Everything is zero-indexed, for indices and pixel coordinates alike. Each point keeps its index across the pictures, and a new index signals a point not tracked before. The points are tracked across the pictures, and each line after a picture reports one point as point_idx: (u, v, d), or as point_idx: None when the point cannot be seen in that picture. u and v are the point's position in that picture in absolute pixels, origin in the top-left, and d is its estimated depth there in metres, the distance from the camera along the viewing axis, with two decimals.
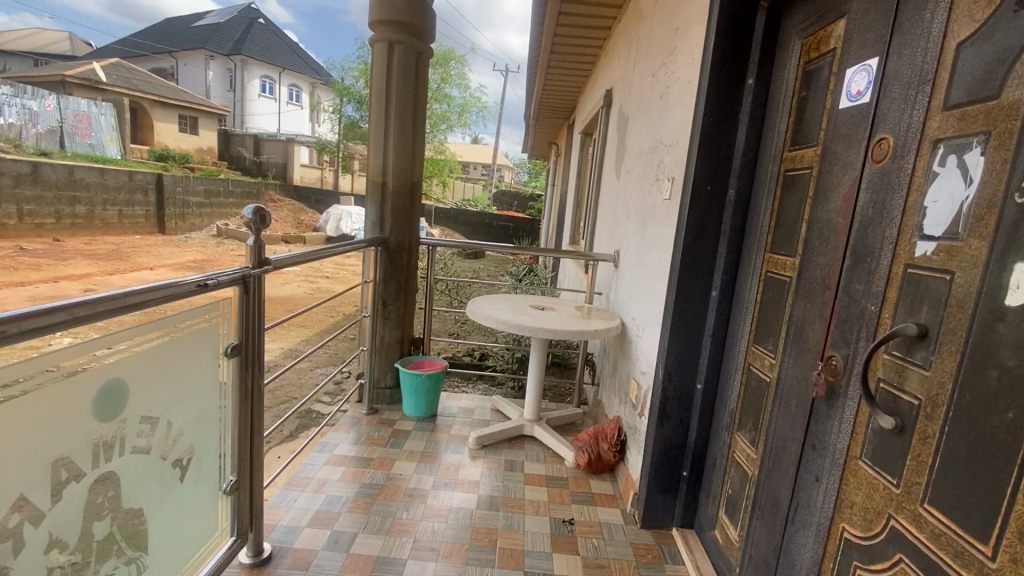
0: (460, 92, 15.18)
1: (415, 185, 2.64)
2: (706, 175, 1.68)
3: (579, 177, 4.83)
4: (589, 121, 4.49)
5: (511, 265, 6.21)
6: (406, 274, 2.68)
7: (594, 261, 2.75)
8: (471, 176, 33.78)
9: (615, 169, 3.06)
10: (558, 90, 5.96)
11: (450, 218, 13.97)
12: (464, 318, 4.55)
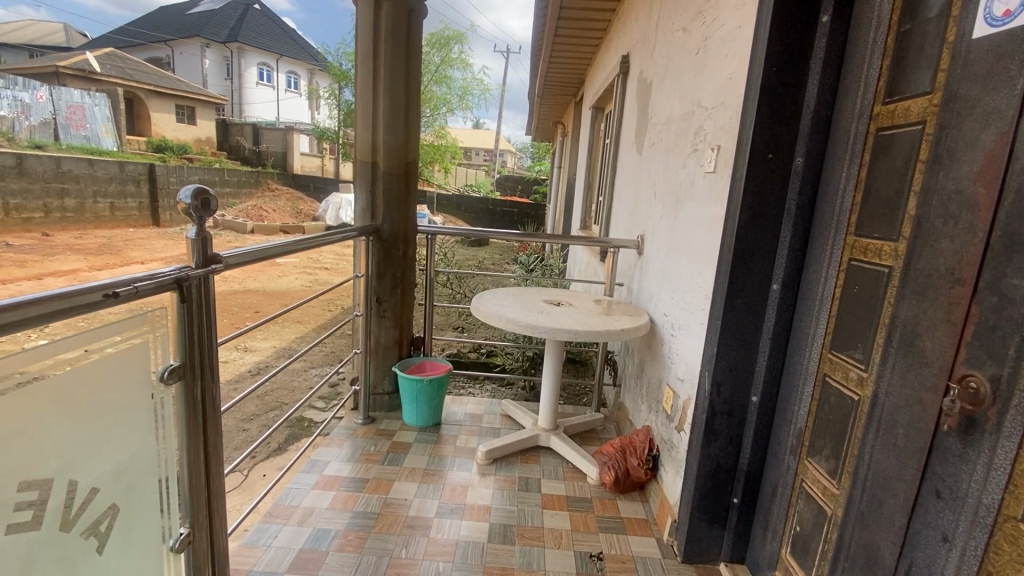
0: (461, 73, 14.67)
1: (410, 165, 2.31)
2: (767, 138, 1.33)
3: (590, 157, 4.46)
4: (600, 95, 4.11)
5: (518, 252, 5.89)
6: (404, 267, 2.38)
7: (614, 247, 2.42)
8: (473, 162, 33.27)
9: (635, 144, 2.71)
10: (564, 64, 5.55)
11: (452, 204, 13.60)
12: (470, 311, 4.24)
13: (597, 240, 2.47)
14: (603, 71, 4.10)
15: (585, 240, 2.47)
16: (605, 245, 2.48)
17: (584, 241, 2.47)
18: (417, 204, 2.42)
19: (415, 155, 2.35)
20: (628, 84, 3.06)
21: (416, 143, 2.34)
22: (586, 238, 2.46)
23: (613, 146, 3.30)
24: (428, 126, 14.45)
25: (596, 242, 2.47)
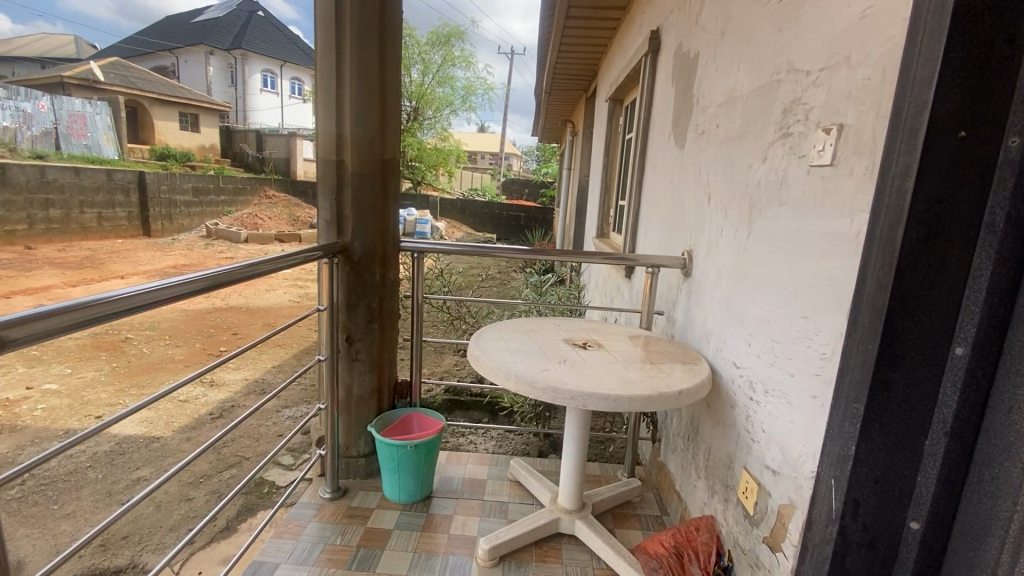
0: (464, 72, 14.20)
1: (388, 164, 1.78)
2: (959, 101, 0.77)
3: (607, 158, 3.90)
4: (620, 85, 3.56)
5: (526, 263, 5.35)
6: (381, 295, 1.84)
7: (654, 268, 1.87)
8: (479, 165, 32.80)
9: (673, 138, 2.16)
10: (575, 56, 5.01)
11: (457, 209, 13.06)
12: None
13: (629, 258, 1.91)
14: (622, 58, 3.54)
15: (613, 258, 1.92)
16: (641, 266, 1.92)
17: (611, 258, 1.91)
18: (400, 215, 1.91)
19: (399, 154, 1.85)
20: (659, 68, 2.50)
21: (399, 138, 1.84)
22: (616, 256, 1.90)
23: (640, 142, 2.74)
24: (431, 128, 13.98)
25: (628, 261, 1.91)
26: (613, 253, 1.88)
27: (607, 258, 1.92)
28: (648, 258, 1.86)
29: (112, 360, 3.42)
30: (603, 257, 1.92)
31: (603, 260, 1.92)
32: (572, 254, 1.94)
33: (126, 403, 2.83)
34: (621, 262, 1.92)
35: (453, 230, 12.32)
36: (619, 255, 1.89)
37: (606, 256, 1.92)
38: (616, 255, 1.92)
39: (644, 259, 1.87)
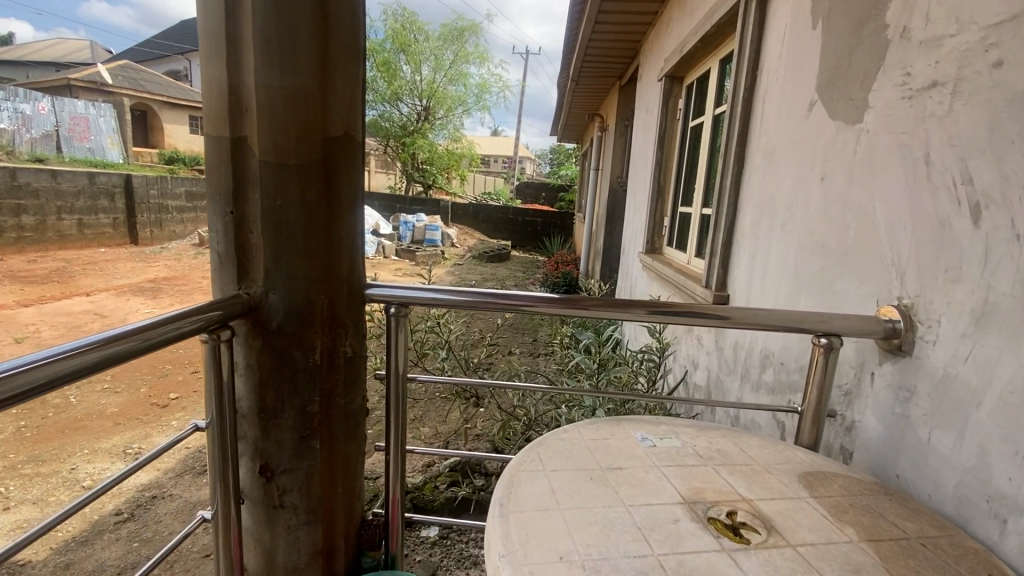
0: (478, 69, 13.37)
1: (341, 144, 0.93)
2: None
3: (661, 155, 3.03)
4: (678, 61, 2.71)
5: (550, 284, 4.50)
6: (327, 386, 0.98)
7: (832, 341, 1.01)
8: (493, 168, 32.01)
9: (828, 111, 1.29)
10: (607, 38, 4.18)
11: (470, 214, 12.24)
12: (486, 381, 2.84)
13: (713, 313, 1.02)
14: (682, 26, 2.68)
15: (685, 313, 1.03)
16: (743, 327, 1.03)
17: (690, 316, 1.02)
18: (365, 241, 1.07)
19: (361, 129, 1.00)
20: (774, 14, 1.64)
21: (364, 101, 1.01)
22: (713, 313, 1.02)
23: (729, 126, 1.88)
24: (442, 129, 13.19)
25: (725, 320, 1.03)
26: (745, 312, 1.02)
27: (682, 316, 1.03)
28: (819, 324, 1.00)
29: (23, 418, 2.66)
30: (668, 312, 1.03)
31: (670, 316, 1.03)
32: (612, 304, 1.03)
33: (9, 492, 2.05)
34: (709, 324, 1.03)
35: (466, 237, 11.49)
36: (758, 314, 1.02)
37: (661, 309, 1.03)
38: (692, 307, 1.03)
39: (812, 323, 1.01)
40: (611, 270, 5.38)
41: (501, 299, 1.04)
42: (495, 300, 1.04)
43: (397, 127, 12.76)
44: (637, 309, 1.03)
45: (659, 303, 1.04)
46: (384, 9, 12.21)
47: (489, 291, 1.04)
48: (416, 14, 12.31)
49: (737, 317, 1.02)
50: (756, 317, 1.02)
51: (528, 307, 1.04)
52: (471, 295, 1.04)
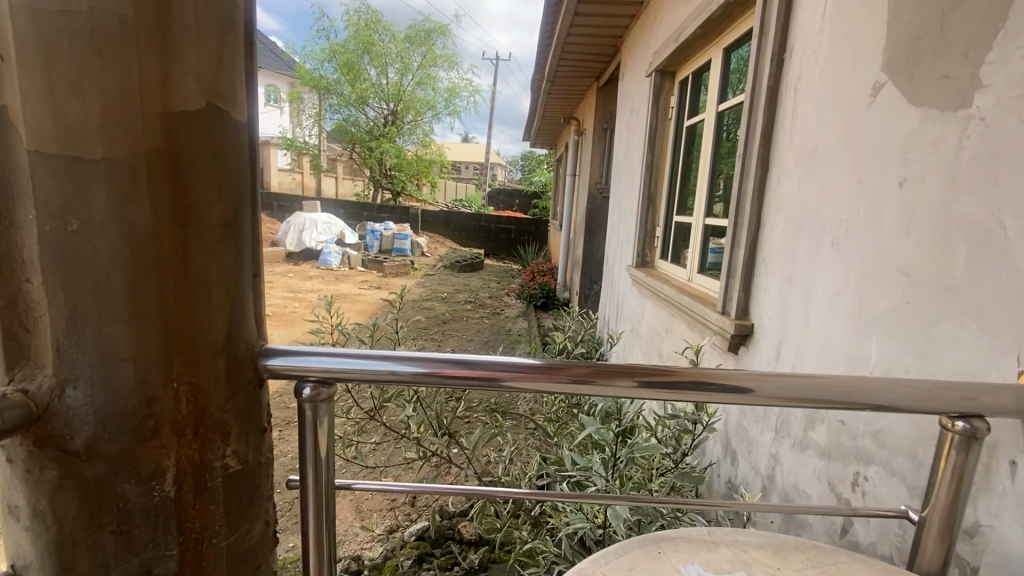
0: (447, 73, 12.97)
1: (197, 132, 0.54)
2: None
3: (651, 158, 2.73)
4: (671, 54, 2.42)
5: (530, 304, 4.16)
6: (201, 521, 0.60)
7: (974, 430, 0.68)
8: (464, 175, 31.59)
9: (908, 96, 0.97)
10: (585, 38, 3.89)
11: (441, 222, 11.82)
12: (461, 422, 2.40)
13: (725, 383, 0.68)
14: (677, 14, 2.39)
15: (690, 383, 0.68)
16: (772, 403, 0.69)
17: (707, 388, 0.68)
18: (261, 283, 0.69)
19: (247, 106, 0.63)
20: None
21: (252, 61, 0.64)
22: (735, 383, 0.68)
23: (746, 118, 1.56)
24: (411, 134, 12.74)
25: (748, 394, 0.68)
26: (795, 380, 0.68)
27: (685, 389, 0.68)
28: (929, 395, 0.67)
29: None
30: (658, 383, 0.68)
31: (663, 389, 0.68)
32: (596, 370, 0.69)
33: None
34: (724, 401, 0.69)
35: (437, 246, 11.05)
36: (816, 384, 0.68)
37: (654, 378, 0.68)
38: (701, 373, 0.69)
39: (920, 392, 0.68)
40: (591, 281, 5.08)
41: (456, 369, 0.68)
42: (448, 370, 0.67)
43: (363, 132, 12.29)
44: (619, 380, 0.68)
45: (652, 368, 0.69)
46: (348, 10, 11.77)
47: (439, 355, 0.68)
48: (381, 15, 11.89)
49: (768, 389, 0.68)
50: (815, 388, 0.68)
51: (489, 379, 0.68)
52: (418, 364, 0.67)
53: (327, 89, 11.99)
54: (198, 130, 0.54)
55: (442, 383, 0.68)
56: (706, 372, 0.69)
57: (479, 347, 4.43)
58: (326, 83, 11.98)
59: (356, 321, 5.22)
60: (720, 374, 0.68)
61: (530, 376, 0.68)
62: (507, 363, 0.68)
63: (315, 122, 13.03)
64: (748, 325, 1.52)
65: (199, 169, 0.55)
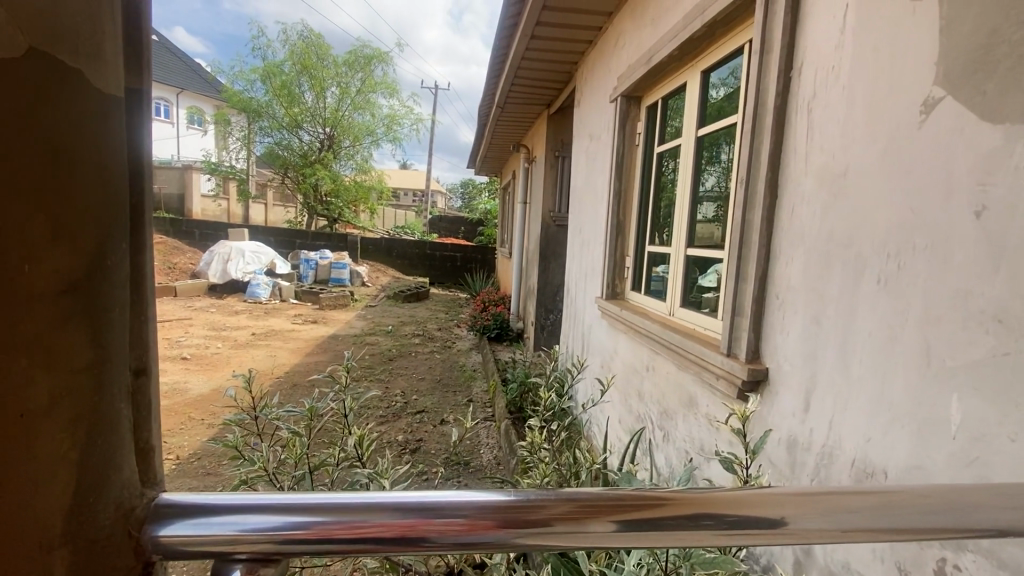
0: (387, 99, 12.57)
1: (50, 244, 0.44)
2: None
3: (619, 186, 2.59)
4: (640, 78, 2.32)
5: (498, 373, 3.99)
6: None
7: None
8: (403, 199, 31.00)
9: (977, 113, 0.83)
10: (539, 66, 3.79)
11: (382, 250, 11.31)
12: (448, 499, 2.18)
13: (739, 514, 0.53)
14: (646, 38, 2.30)
15: (679, 519, 0.53)
16: (813, 540, 0.54)
17: (719, 523, 0.53)
18: (155, 404, 0.59)
19: (122, 83, 0.52)
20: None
21: (134, 41, 0.54)
22: (773, 516, 0.53)
23: (747, 142, 1.42)
24: (348, 160, 12.18)
25: (782, 529, 0.54)
26: (844, 505, 0.54)
27: (680, 526, 0.53)
28: (1009, 510, 0.55)
29: None
30: (644, 526, 0.52)
31: (653, 531, 0.53)
32: (579, 505, 0.53)
33: None
34: (757, 542, 0.54)
35: (378, 275, 10.52)
36: (867, 508, 0.54)
37: (636, 518, 0.53)
38: (712, 501, 0.54)
39: (1000, 510, 0.55)
40: (547, 311, 4.90)
41: (375, 522, 0.50)
42: (333, 527, 0.50)
43: (297, 156, 11.71)
44: (597, 524, 0.52)
45: (641, 499, 0.54)
46: (284, 29, 11.24)
47: (338, 498, 0.51)
48: (322, 37, 11.46)
49: (807, 520, 0.53)
50: (868, 519, 0.54)
51: (420, 540, 0.51)
52: (310, 515, 0.50)
53: (259, 112, 11.41)
54: (9, 79, 0.42)
55: (343, 548, 0.50)
56: (717, 496, 0.55)
57: (432, 387, 4.05)
58: (258, 106, 11.44)
59: (290, 359, 4.71)
60: (728, 502, 0.54)
61: (484, 523, 0.52)
62: (440, 512, 0.51)
63: (244, 145, 12.21)
64: (764, 369, 1.35)
65: (19, 156, 0.43)
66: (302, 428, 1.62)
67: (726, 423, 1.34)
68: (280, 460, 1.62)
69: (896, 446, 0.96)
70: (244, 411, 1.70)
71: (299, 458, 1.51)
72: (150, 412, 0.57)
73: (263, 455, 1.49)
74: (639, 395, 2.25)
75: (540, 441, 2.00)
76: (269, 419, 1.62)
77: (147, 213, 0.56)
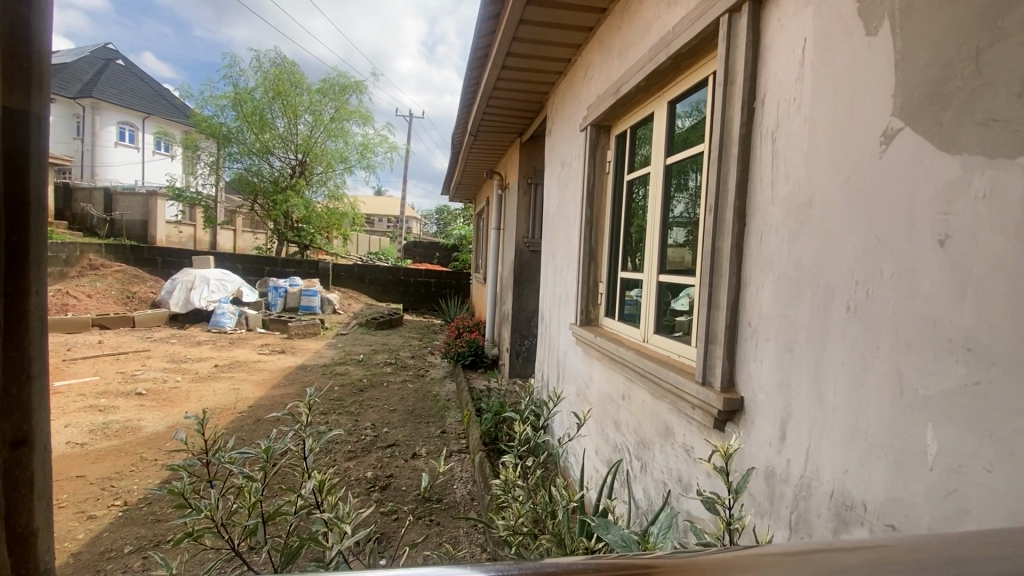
0: (361, 127, 12.53)
1: None
2: None
3: (590, 212, 2.61)
4: (609, 108, 2.36)
5: (472, 403, 3.89)
6: None
7: None
8: (377, 226, 30.79)
9: (936, 142, 0.85)
10: (510, 96, 3.84)
11: (354, 276, 11.08)
12: (418, 550, 2.08)
13: None
14: (614, 68, 2.35)
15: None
16: None
17: None
18: (38, 486, 0.69)
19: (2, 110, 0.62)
20: (773, 33, 1.26)
21: (16, 75, 0.64)
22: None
23: (713, 169, 1.44)
24: (321, 187, 12.03)
25: None
26: (832, 564, 0.52)
27: None
28: (1007, 551, 0.53)
29: None
30: None
31: None
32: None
33: None
34: None
35: (350, 303, 10.30)
36: (856, 566, 0.52)
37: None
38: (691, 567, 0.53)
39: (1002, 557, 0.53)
40: (521, 337, 4.84)
41: None
42: None
43: (268, 183, 11.53)
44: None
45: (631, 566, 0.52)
46: (257, 57, 11.22)
47: None
48: (295, 66, 11.47)
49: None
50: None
51: None
52: None
53: (228, 138, 11.26)
54: None
55: None
56: (695, 562, 0.54)
57: (404, 418, 3.92)
58: (228, 132, 11.31)
59: (255, 392, 4.51)
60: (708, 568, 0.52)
61: None
62: None
63: (212, 171, 11.95)
64: (738, 398, 1.33)
65: None
66: (257, 471, 1.51)
67: (707, 460, 1.31)
68: (231, 508, 1.49)
69: (874, 478, 0.94)
70: (194, 455, 1.57)
71: (252, 506, 1.39)
72: (26, 426, 0.67)
73: (212, 503, 1.38)
74: (615, 424, 2.21)
75: (514, 478, 1.91)
76: (222, 463, 1.49)
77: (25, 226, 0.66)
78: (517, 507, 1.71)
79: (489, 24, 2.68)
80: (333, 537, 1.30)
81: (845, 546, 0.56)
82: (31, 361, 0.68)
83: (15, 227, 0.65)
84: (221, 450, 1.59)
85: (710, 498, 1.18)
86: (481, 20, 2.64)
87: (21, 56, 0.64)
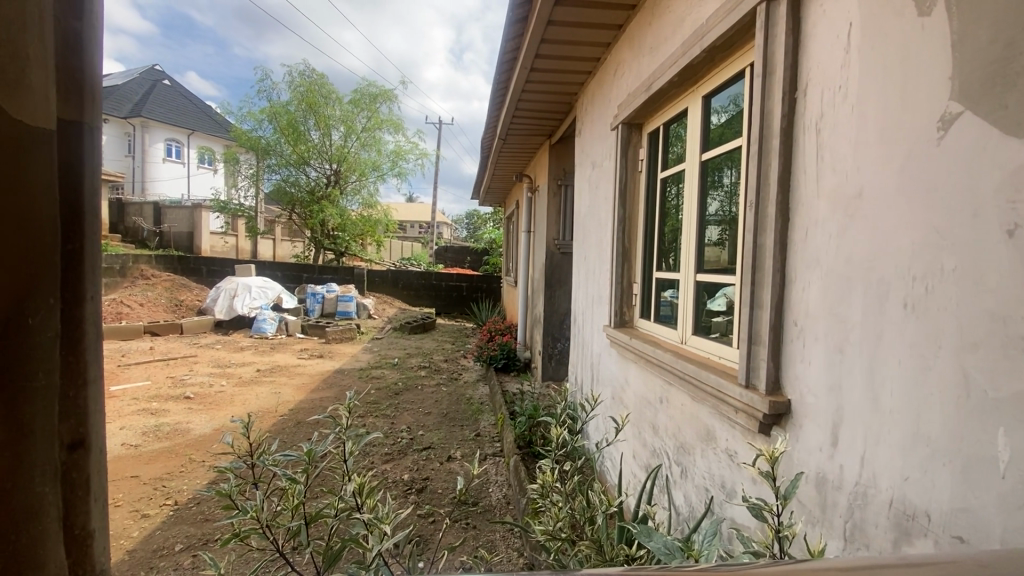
0: (392, 135, 12.79)
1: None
2: None
3: (623, 212, 2.57)
4: (641, 105, 2.32)
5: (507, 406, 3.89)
6: None
7: None
8: (410, 231, 31.37)
9: (1003, 127, 0.78)
10: (540, 98, 3.84)
11: (388, 281, 11.28)
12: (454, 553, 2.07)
13: None
14: (644, 65, 2.31)
15: None
16: None
17: None
18: (93, 489, 0.72)
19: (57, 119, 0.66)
20: (816, 19, 1.21)
21: (69, 87, 0.67)
22: None
23: (754, 162, 1.38)
24: (354, 196, 12.35)
25: None
26: None
27: None
28: None
29: None
30: None
31: None
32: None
33: None
34: None
35: (384, 307, 10.49)
36: None
37: None
38: None
39: None
40: (554, 339, 4.81)
41: None
42: None
43: (304, 192, 11.88)
44: None
45: None
46: (291, 71, 11.58)
47: None
48: (325, 78, 11.77)
49: None
50: None
51: None
52: None
53: (266, 151, 11.67)
54: None
55: None
56: None
57: (439, 421, 3.94)
58: (266, 145, 11.73)
59: (295, 396, 4.64)
60: None
61: None
62: None
63: (252, 183, 12.42)
64: (785, 402, 1.27)
65: None
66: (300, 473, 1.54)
67: (753, 466, 1.25)
68: (276, 509, 1.52)
69: (939, 486, 0.88)
70: (240, 457, 1.60)
71: (295, 508, 1.42)
72: (83, 427, 0.70)
73: (257, 503, 1.41)
74: (653, 428, 2.16)
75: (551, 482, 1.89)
76: (265, 465, 1.52)
77: (80, 232, 0.69)
78: (554, 512, 1.69)
79: (517, 26, 2.69)
80: (374, 539, 1.31)
81: (913, 562, 0.52)
82: (86, 366, 0.71)
83: (72, 235, 0.68)
84: (265, 453, 1.62)
85: (756, 505, 1.13)
86: (510, 23, 2.65)
87: (74, 70, 0.68)
